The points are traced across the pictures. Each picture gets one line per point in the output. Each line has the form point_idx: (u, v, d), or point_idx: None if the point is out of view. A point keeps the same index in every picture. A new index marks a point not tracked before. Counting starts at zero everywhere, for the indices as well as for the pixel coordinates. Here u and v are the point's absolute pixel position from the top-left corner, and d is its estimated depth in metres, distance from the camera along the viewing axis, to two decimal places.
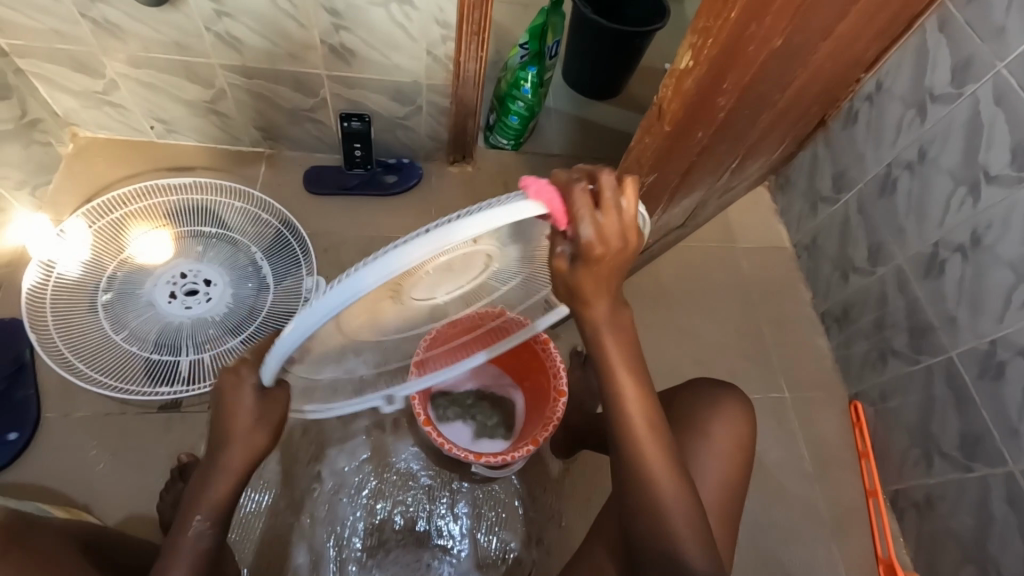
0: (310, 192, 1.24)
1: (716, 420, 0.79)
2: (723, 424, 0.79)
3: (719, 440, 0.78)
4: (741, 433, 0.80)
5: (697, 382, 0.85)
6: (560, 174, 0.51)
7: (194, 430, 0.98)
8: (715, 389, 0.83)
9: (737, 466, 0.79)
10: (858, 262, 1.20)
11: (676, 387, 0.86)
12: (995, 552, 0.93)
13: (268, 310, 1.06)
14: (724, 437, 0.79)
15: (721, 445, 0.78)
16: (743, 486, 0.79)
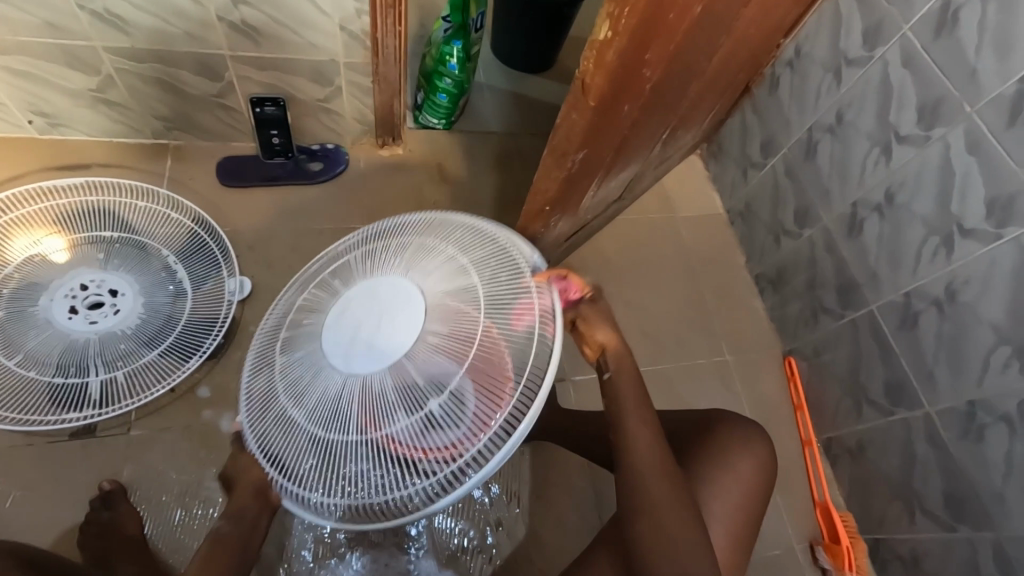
0: (228, 185, 1.14)
1: (740, 455, 0.78)
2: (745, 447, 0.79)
3: (742, 475, 0.77)
4: (766, 470, 0.79)
5: (728, 415, 0.83)
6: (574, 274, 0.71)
7: (116, 454, 0.90)
8: (746, 426, 0.82)
9: (757, 498, 0.78)
10: (788, 225, 1.25)
11: (707, 414, 0.84)
12: (917, 487, 1.00)
13: (189, 317, 0.98)
14: (737, 460, 0.78)
15: (739, 467, 0.78)
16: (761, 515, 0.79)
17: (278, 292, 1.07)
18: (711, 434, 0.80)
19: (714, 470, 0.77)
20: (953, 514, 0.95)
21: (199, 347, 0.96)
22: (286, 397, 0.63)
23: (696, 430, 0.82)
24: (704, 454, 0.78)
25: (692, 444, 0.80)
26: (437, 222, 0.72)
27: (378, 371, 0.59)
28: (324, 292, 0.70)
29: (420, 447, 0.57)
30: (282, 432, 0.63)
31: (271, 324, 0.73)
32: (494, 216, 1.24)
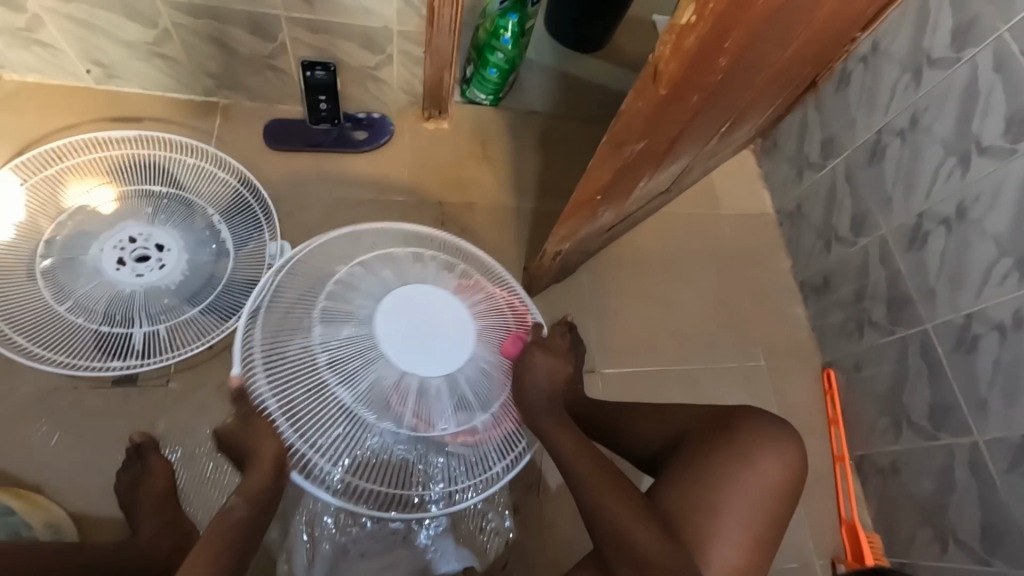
0: (272, 148, 1.14)
1: (766, 455, 0.73)
2: (749, 432, 0.75)
3: (768, 476, 0.72)
4: (790, 473, 0.74)
5: (755, 413, 0.77)
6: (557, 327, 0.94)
7: (154, 405, 0.93)
8: (773, 425, 0.76)
9: (783, 503, 0.73)
10: (841, 231, 1.19)
11: (732, 409, 0.78)
12: (952, 516, 0.96)
13: (229, 277, 0.99)
14: (746, 445, 0.74)
15: (744, 452, 0.73)
16: (786, 519, 0.74)
17: None
18: (736, 431, 0.74)
19: (737, 469, 0.72)
20: (988, 548, 0.91)
21: (238, 307, 0.97)
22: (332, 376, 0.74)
23: (718, 424, 0.75)
24: (728, 451, 0.73)
25: (714, 438, 0.74)
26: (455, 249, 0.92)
27: (429, 381, 0.75)
28: (350, 287, 0.80)
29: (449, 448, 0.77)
30: (316, 407, 0.74)
31: (290, 300, 0.81)
32: (535, 199, 1.22)
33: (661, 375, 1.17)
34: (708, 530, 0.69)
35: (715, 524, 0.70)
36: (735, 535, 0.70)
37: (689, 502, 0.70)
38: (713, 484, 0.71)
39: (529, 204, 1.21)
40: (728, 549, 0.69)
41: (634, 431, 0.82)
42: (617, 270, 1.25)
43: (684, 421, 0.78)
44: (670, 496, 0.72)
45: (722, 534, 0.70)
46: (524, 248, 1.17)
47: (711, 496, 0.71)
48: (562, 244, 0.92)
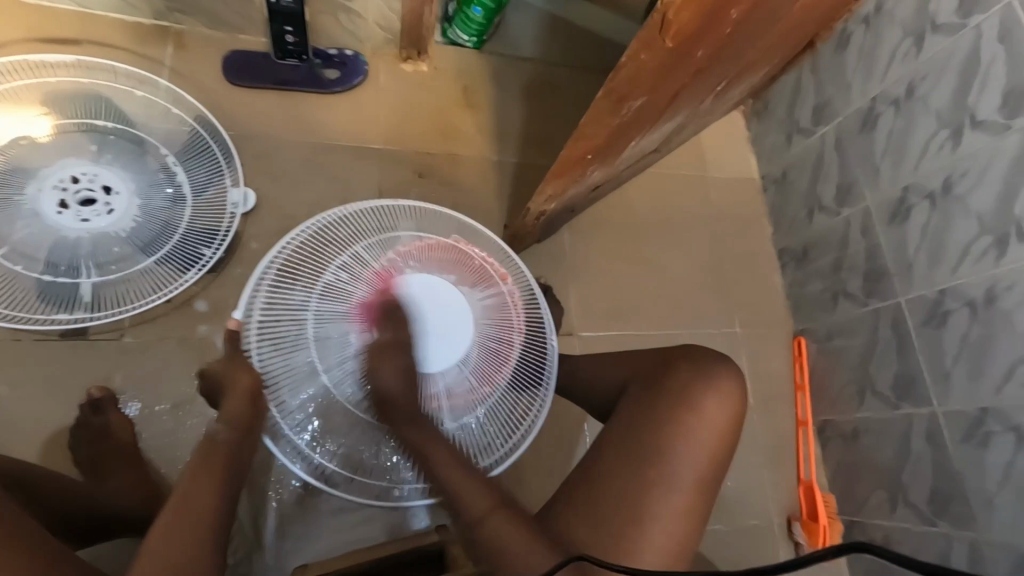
0: (232, 82, 1.04)
1: (706, 390, 0.69)
2: (697, 371, 0.71)
3: (707, 414, 0.68)
4: (730, 409, 0.70)
5: (687, 349, 0.75)
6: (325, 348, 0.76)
7: (107, 360, 0.87)
8: (710, 362, 0.73)
9: (725, 441, 0.68)
10: (826, 200, 1.18)
11: (668, 349, 0.76)
12: (905, 480, 1.01)
13: (188, 226, 0.92)
14: (698, 384, 0.70)
15: (697, 392, 0.69)
16: (727, 459, 0.69)
17: (283, 210, 1.01)
18: (670, 371, 0.72)
19: (675, 408, 0.68)
20: (934, 510, 0.95)
21: (199, 259, 0.91)
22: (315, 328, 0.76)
23: (655, 367, 0.74)
24: (664, 389, 0.70)
25: (654, 380, 0.72)
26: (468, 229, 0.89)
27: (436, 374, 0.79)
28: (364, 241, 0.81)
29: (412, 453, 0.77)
30: (291, 352, 0.75)
31: (307, 247, 0.79)
32: (518, 153, 1.17)
33: (637, 339, 1.17)
34: (651, 475, 0.64)
35: (658, 467, 0.64)
36: (680, 476, 0.65)
37: (629, 443, 0.66)
38: (654, 429, 0.67)
39: (512, 158, 1.16)
40: (675, 493, 0.64)
41: (584, 386, 0.83)
42: (599, 232, 1.22)
43: (626, 370, 0.78)
44: (610, 440, 0.68)
45: (665, 477, 0.64)
46: (505, 206, 1.13)
47: (645, 437, 0.66)
48: (547, 204, 0.88)
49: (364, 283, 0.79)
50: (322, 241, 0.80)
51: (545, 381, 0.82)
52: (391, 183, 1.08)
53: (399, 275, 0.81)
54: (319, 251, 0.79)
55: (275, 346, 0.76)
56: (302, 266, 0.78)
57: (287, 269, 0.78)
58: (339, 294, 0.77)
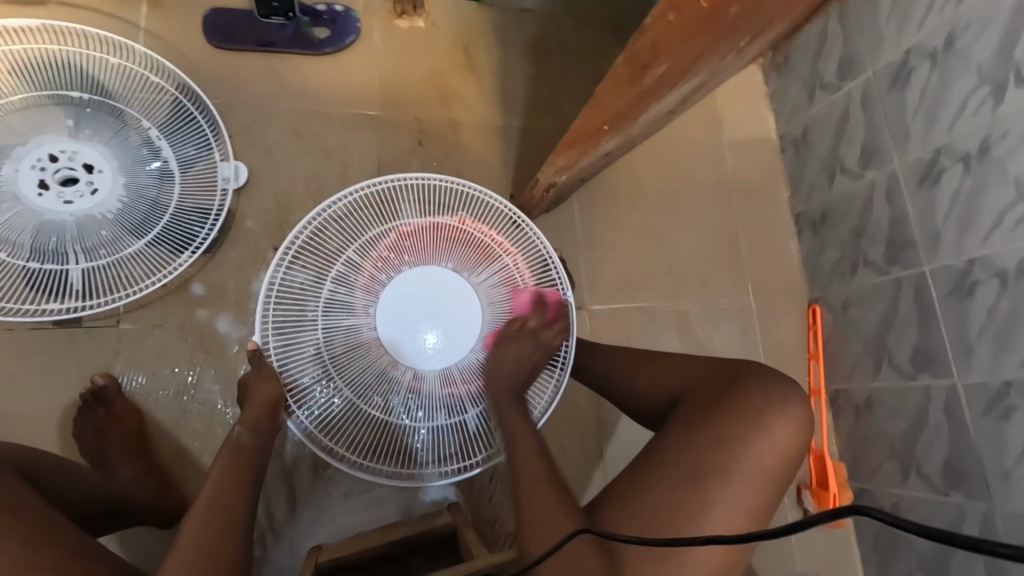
0: (216, 47, 0.97)
1: (770, 414, 0.66)
2: (769, 395, 0.67)
3: (773, 439, 0.65)
4: (793, 441, 0.66)
5: (759, 370, 0.70)
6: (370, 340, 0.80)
7: (105, 347, 0.84)
8: (783, 389, 0.68)
9: (785, 471, 0.65)
10: (848, 163, 1.12)
11: (736, 366, 0.72)
12: (919, 451, 1.00)
13: (178, 205, 0.87)
14: (768, 408, 0.66)
15: (765, 417, 0.65)
16: (783, 491, 0.66)
17: (278, 185, 0.96)
18: (739, 390, 0.68)
19: (740, 430, 0.64)
20: (948, 481, 0.95)
21: (193, 239, 0.87)
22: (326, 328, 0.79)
23: (718, 380, 0.70)
24: (730, 408, 0.66)
25: (714, 395, 0.68)
26: (473, 203, 0.86)
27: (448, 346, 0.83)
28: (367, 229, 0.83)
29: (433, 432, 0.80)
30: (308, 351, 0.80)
31: (313, 241, 0.81)
32: (524, 117, 1.10)
33: (649, 311, 1.15)
34: (704, 495, 0.62)
35: (708, 488, 0.62)
36: (734, 501, 0.62)
37: (687, 461, 0.63)
38: (716, 450, 0.63)
39: (518, 123, 1.09)
40: (726, 516, 0.61)
41: (630, 388, 0.78)
42: (610, 202, 1.18)
43: (683, 376, 0.73)
44: (660, 451, 0.65)
45: (718, 500, 0.62)
46: (512, 174, 1.07)
47: (705, 455, 0.63)
48: (558, 175, 0.82)
49: (359, 275, 0.82)
50: (327, 234, 0.82)
51: (560, 361, 0.83)
52: (391, 153, 1.02)
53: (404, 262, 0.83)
54: (325, 245, 0.82)
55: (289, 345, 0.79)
56: (310, 260, 0.81)
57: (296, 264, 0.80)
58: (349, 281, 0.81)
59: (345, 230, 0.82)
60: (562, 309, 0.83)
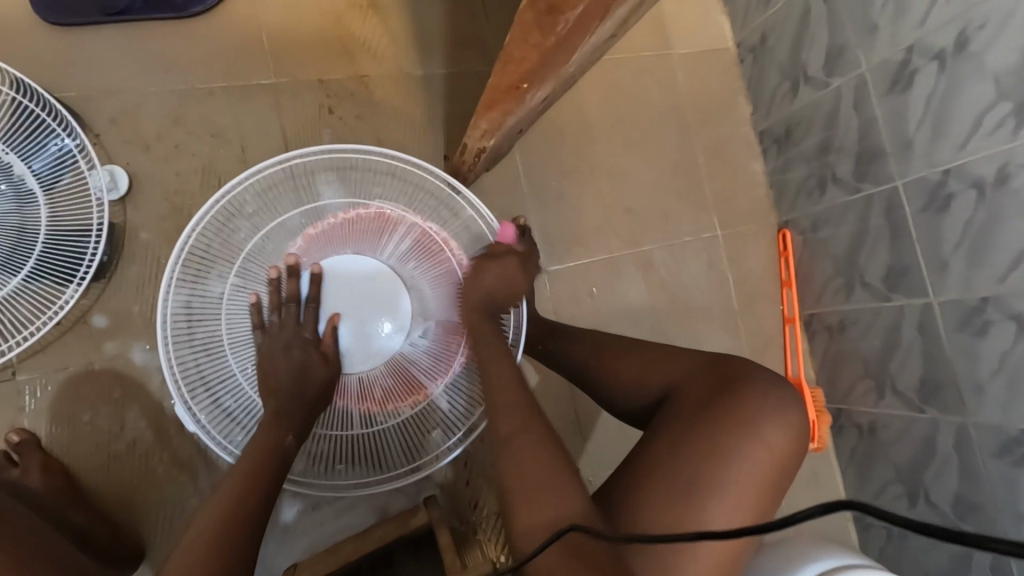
0: (55, 24, 0.80)
1: (764, 421, 0.61)
2: (765, 401, 0.62)
3: (767, 446, 0.60)
4: (788, 450, 0.62)
5: (754, 369, 0.65)
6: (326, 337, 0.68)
7: (5, 401, 0.75)
8: (783, 393, 0.63)
9: (777, 481, 0.61)
10: (812, 69, 1.01)
11: (729, 362, 0.66)
12: (893, 370, 0.97)
13: (47, 230, 0.73)
14: (764, 413, 0.61)
15: (758, 421, 0.61)
16: (776, 501, 0.62)
17: (169, 185, 0.83)
18: (734, 392, 0.62)
19: (735, 437, 0.60)
20: (923, 398, 0.93)
21: (76, 267, 0.74)
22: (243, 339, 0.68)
23: (710, 380, 0.64)
24: (723, 413, 0.61)
25: (704, 399, 0.63)
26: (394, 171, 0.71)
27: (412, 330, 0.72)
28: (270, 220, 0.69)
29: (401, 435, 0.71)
30: (230, 369, 0.68)
31: (206, 242, 0.67)
32: (446, 62, 0.95)
33: (611, 262, 1.06)
34: (693, 512, 0.57)
35: (696, 505, 0.58)
36: (724, 515, 0.58)
37: (682, 476, 0.58)
38: (708, 462, 0.59)
39: (440, 70, 0.95)
40: (715, 533, 0.57)
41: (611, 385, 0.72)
42: (558, 144, 1.06)
43: (668, 376, 0.67)
44: (652, 462, 0.60)
45: (707, 516, 0.58)
46: (440, 133, 0.94)
47: (698, 467, 0.58)
48: (485, 139, 0.71)
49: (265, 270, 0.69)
50: (221, 231, 0.67)
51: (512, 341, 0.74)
52: (295, 127, 0.88)
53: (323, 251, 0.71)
54: (222, 245, 0.68)
55: (205, 364, 0.67)
56: (205, 266, 0.67)
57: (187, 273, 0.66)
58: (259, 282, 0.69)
59: (250, 223, 0.69)
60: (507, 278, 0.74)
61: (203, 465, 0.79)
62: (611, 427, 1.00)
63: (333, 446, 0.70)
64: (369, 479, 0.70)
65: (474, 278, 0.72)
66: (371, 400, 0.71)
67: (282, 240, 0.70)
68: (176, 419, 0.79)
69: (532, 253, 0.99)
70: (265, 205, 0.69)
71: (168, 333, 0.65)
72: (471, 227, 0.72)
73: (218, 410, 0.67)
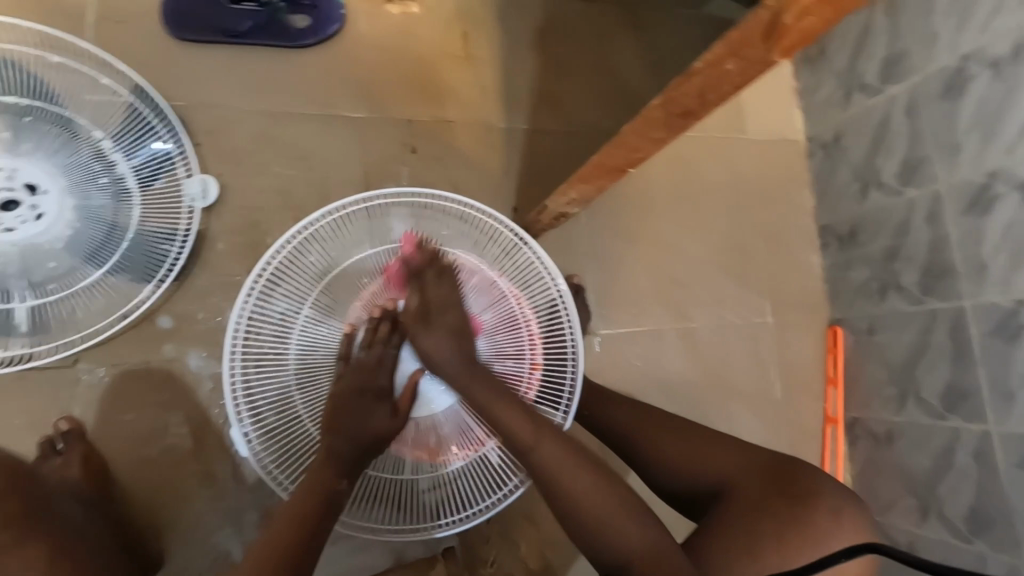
0: (176, 37, 0.85)
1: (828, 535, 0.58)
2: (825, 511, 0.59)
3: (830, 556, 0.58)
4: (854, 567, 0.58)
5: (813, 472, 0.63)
6: (404, 398, 0.68)
7: (60, 389, 0.76)
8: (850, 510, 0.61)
9: None
10: (885, 176, 1.02)
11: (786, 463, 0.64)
12: (941, 493, 0.94)
13: (137, 229, 0.76)
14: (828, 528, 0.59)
15: (817, 529, 0.58)
16: None
17: (252, 200, 0.86)
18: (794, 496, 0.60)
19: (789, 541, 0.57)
20: (971, 528, 0.89)
21: (158, 267, 0.77)
22: (303, 369, 0.70)
23: (768, 480, 0.62)
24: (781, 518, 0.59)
25: (762, 499, 0.61)
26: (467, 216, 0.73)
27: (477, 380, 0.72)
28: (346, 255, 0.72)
29: (446, 485, 0.70)
30: (289, 395, 0.69)
31: (286, 272, 0.69)
32: (529, 119, 0.98)
33: (658, 335, 1.06)
34: None
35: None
36: None
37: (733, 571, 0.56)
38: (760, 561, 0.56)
39: (522, 125, 0.98)
40: None
41: (662, 463, 0.69)
42: (622, 210, 1.07)
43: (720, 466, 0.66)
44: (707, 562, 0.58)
45: None
46: (513, 185, 0.96)
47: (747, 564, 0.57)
48: (568, 207, 0.77)
49: (335, 303, 0.71)
50: (300, 261, 0.69)
51: (564, 404, 0.72)
52: (378, 161, 0.91)
53: (390, 291, 0.72)
54: (299, 275, 0.70)
55: (265, 390, 0.68)
56: (280, 293, 0.69)
57: (263, 299, 0.68)
58: (328, 314, 0.71)
59: (326, 255, 0.71)
60: (567, 339, 0.72)
61: (236, 481, 0.79)
62: None
63: (379, 490, 0.70)
64: (410, 526, 0.69)
65: (532, 330, 0.72)
66: (425, 450, 0.70)
67: (354, 275, 0.72)
68: (219, 432, 0.80)
69: (584, 314, 0.99)
70: (342, 239, 0.72)
71: (235, 356, 0.66)
72: (541, 281, 0.73)
73: (269, 437, 0.68)
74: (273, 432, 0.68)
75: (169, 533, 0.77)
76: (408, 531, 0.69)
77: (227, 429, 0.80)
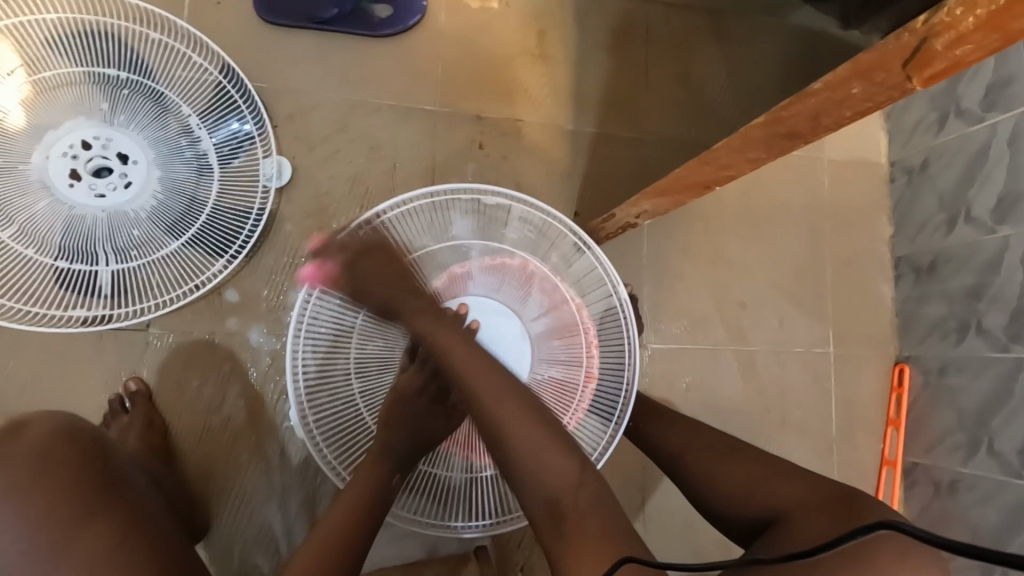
0: (263, 20, 0.87)
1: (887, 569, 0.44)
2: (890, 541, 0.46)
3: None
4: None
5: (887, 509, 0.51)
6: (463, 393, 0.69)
7: (133, 352, 0.80)
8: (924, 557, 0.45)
9: None
10: (977, 210, 0.95)
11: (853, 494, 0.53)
12: (1009, 555, 0.88)
13: (215, 204, 0.79)
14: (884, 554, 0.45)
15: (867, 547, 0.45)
16: None
17: (322, 183, 0.87)
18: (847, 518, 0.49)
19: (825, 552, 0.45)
20: None
21: (231, 243, 0.80)
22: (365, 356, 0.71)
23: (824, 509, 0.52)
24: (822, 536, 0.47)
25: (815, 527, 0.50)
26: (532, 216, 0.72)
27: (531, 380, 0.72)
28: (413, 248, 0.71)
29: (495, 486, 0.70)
30: (353, 394, 0.71)
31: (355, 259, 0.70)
32: (599, 122, 0.96)
33: (712, 354, 1.03)
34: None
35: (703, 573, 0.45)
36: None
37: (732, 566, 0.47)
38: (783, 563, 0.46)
39: (591, 128, 0.96)
40: None
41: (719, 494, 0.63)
42: (685, 222, 1.04)
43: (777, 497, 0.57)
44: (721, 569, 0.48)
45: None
46: (576, 189, 0.95)
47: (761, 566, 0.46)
48: (637, 216, 0.77)
49: None
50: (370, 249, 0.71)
51: (616, 416, 0.71)
52: (445, 155, 0.91)
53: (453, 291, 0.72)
54: None
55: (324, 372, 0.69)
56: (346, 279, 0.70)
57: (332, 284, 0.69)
58: None
59: (395, 246, 0.71)
60: (623, 347, 0.71)
61: (285, 457, 0.81)
62: (675, 522, 0.96)
63: (428, 487, 0.70)
64: (456, 524, 0.69)
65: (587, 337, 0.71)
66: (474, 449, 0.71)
67: (420, 268, 0.72)
68: (273, 408, 0.82)
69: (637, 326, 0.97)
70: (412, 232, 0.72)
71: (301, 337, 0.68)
72: (597, 278, 0.72)
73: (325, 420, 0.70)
74: (331, 416, 0.70)
75: (221, 500, 0.80)
76: (454, 528, 0.69)
77: (281, 405, 0.82)
